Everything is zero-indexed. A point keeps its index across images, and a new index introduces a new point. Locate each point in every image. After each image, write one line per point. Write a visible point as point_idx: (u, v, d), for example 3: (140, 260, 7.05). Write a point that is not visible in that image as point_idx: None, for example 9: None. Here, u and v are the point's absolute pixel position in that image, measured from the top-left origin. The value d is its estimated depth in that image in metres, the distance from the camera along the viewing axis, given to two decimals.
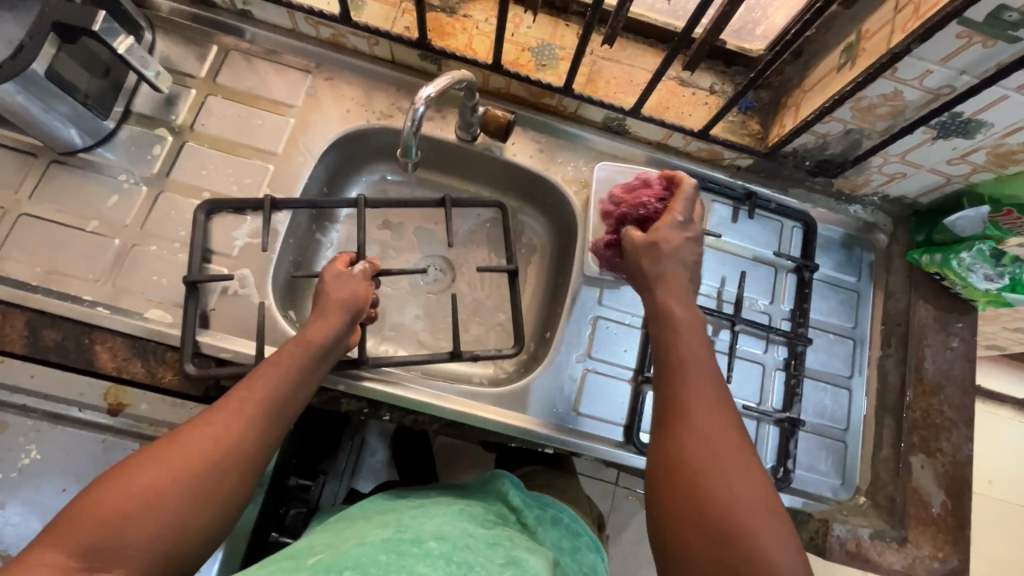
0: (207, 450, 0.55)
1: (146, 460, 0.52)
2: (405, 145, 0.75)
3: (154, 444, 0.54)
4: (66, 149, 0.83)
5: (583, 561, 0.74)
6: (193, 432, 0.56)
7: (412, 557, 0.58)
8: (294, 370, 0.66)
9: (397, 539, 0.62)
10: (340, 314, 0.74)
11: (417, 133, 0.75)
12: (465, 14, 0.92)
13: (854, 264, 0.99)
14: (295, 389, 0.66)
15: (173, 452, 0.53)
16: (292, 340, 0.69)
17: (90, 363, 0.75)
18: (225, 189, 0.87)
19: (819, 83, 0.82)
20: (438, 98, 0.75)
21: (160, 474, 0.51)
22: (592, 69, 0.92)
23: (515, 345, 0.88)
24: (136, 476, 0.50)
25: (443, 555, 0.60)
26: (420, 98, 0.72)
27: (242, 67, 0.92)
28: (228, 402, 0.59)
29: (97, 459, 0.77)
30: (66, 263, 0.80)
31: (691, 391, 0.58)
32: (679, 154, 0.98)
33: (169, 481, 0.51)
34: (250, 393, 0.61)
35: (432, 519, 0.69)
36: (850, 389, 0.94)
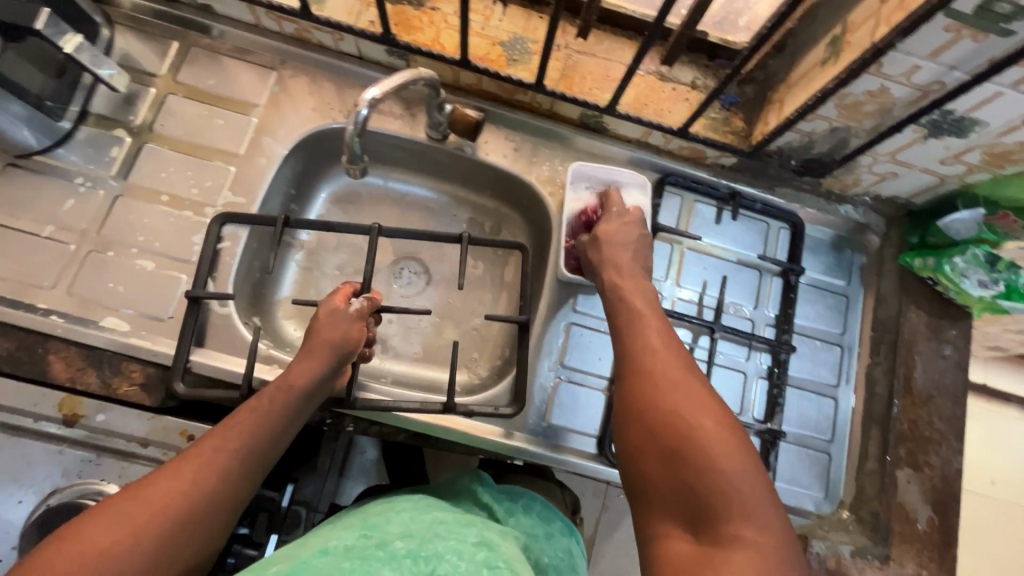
0: (169, 497, 0.53)
1: (101, 515, 0.50)
2: (348, 149, 0.72)
3: (115, 498, 0.52)
4: (21, 152, 0.81)
5: (558, 545, 0.70)
6: (156, 484, 0.53)
7: (376, 562, 0.54)
8: (270, 417, 0.63)
9: (361, 543, 0.58)
10: (323, 361, 0.71)
11: (361, 135, 0.71)
12: (433, 7, 0.87)
13: (844, 267, 0.95)
14: (272, 436, 0.63)
15: (130, 510, 0.51)
16: (270, 386, 0.67)
17: (43, 374, 0.75)
18: (185, 192, 0.84)
19: (803, 78, 0.77)
20: (385, 99, 0.71)
21: (118, 527, 0.49)
22: (566, 63, 0.87)
23: (514, 404, 0.79)
24: (89, 533, 0.48)
25: (410, 554, 0.56)
26: (362, 99, 0.68)
27: (204, 65, 0.89)
28: (201, 448, 0.58)
29: (52, 472, 0.73)
30: (21, 270, 0.78)
31: (645, 342, 0.62)
32: (660, 153, 0.94)
33: (126, 535, 0.49)
34: (224, 438, 0.59)
35: (398, 516, 0.65)
36: (835, 399, 0.90)
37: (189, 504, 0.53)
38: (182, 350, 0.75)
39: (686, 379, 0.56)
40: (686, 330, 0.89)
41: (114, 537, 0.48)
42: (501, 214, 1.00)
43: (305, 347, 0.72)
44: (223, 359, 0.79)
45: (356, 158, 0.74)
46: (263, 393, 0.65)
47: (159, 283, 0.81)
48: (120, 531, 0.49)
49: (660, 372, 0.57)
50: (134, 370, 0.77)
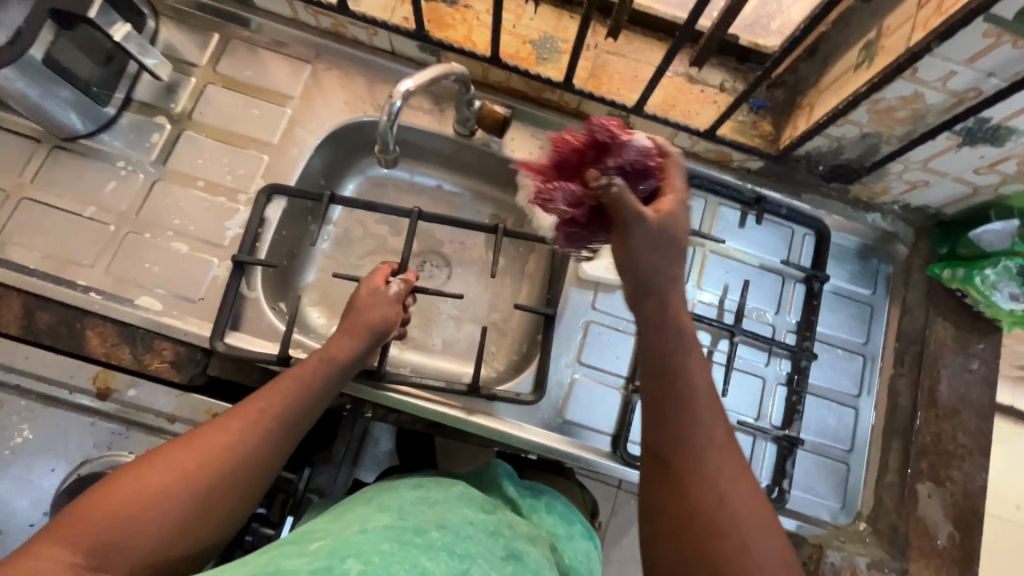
0: (214, 451, 0.56)
1: (153, 461, 0.53)
2: (382, 139, 0.75)
3: (172, 444, 0.55)
4: (69, 135, 0.85)
5: (579, 548, 0.70)
6: (203, 439, 0.56)
7: (414, 550, 0.55)
8: (309, 383, 0.66)
9: (398, 524, 0.59)
10: (359, 338, 0.73)
11: (394, 126, 0.73)
12: (465, 4, 0.89)
13: (869, 275, 0.94)
14: (311, 402, 0.65)
15: (182, 458, 0.54)
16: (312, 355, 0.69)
17: (80, 347, 0.78)
18: (220, 178, 0.87)
19: (834, 82, 0.77)
20: (418, 92, 0.72)
21: (168, 475, 0.52)
22: (595, 63, 0.88)
23: (536, 392, 0.83)
24: (143, 475, 0.52)
25: (445, 547, 0.57)
26: (397, 91, 0.70)
27: (244, 57, 0.92)
28: (251, 404, 0.61)
29: (85, 442, 0.77)
30: (62, 247, 0.82)
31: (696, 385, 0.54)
32: (686, 155, 0.94)
33: (174, 485, 0.52)
34: (267, 400, 0.62)
35: (431, 504, 0.65)
36: (856, 409, 0.89)
37: (237, 457, 0.56)
38: (222, 317, 0.79)
39: (742, 491, 0.49)
40: (705, 333, 0.89)
41: (164, 484, 0.52)
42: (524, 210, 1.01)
43: (343, 323, 0.74)
44: (256, 341, 0.82)
45: (389, 148, 0.78)
46: (306, 362, 0.68)
47: (192, 265, 0.83)
48: (169, 478, 0.52)
49: (712, 473, 0.49)
50: (165, 348, 0.79)
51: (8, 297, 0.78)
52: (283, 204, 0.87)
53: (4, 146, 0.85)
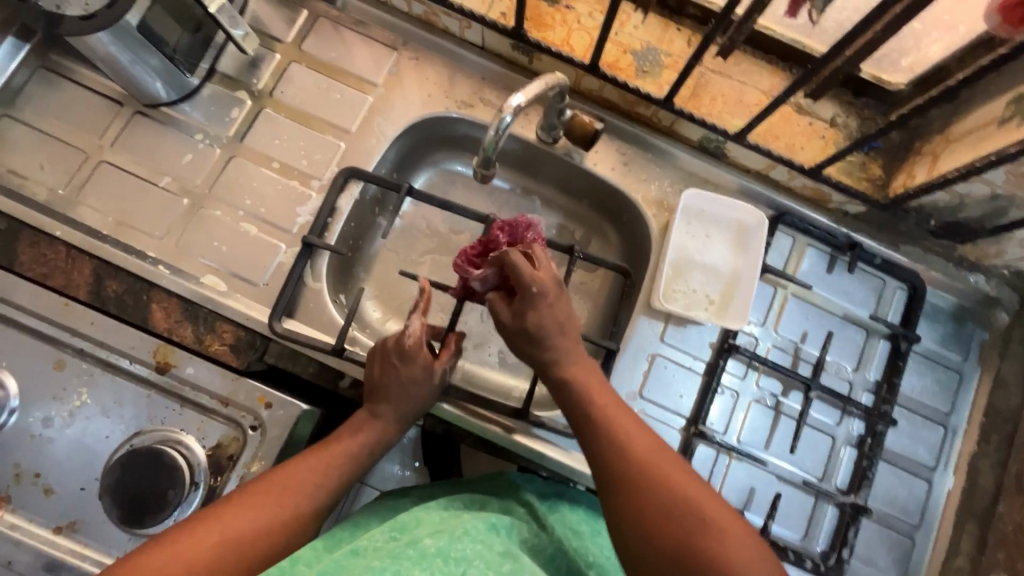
0: (269, 501, 0.60)
1: (220, 514, 0.58)
2: (484, 155, 0.71)
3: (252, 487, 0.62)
4: (151, 102, 0.83)
5: (603, 545, 0.69)
6: (278, 480, 0.63)
7: (407, 561, 0.54)
8: (359, 447, 0.70)
9: (392, 546, 0.58)
10: (402, 406, 0.72)
11: (499, 142, 0.69)
12: (567, 5, 0.84)
13: (962, 341, 0.87)
14: (358, 465, 0.69)
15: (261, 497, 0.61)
16: (352, 419, 0.72)
17: (144, 319, 0.78)
18: (295, 162, 0.86)
19: (968, 136, 0.70)
20: (527, 107, 0.69)
21: (226, 527, 0.57)
22: (699, 81, 0.82)
23: None
24: (228, 521, 0.57)
25: (439, 552, 0.56)
26: (510, 105, 0.66)
27: (330, 36, 0.89)
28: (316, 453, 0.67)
29: (141, 413, 0.75)
30: (134, 215, 0.82)
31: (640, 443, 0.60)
32: (780, 190, 0.87)
33: (228, 534, 0.56)
34: (327, 455, 0.67)
35: (428, 515, 0.64)
36: (929, 482, 0.83)
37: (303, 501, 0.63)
38: (285, 297, 0.78)
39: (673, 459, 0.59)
40: (776, 381, 0.84)
41: (225, 535, 0.56)
42: (596, 225, 0.95)
43: (369, 390, 0.73)
44: (311, 329, 0.81)
45: (487, 162, 0.72)
46: (351, 424, 0.71)
47: (261, 250, 0.83)
48: (229, 526, 0.57)
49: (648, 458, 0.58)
50: (226, 330, 0.78)
51: (79, 260, 0.78)
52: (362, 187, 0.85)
53: (88, 106, 0.84)
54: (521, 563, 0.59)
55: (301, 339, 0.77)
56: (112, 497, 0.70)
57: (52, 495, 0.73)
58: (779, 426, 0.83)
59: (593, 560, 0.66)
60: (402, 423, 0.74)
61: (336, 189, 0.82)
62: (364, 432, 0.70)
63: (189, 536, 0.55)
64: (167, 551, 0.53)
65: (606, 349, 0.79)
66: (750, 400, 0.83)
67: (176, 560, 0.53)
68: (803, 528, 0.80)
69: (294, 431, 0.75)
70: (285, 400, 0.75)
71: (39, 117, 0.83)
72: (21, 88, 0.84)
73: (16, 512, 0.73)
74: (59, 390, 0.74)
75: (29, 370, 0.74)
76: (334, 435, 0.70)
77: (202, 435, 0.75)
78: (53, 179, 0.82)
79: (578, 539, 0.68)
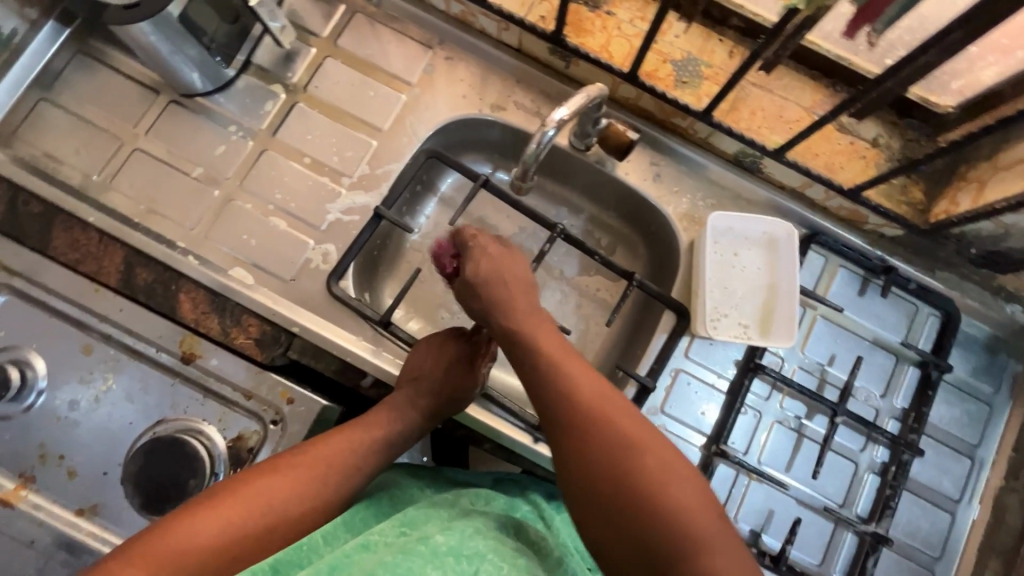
0: (308, 479, 0.62)
1: (253, 485, 0.59)
2: (524, 166, 0.70)
3: (288, 459, 0.62)
4: (186, 91, 0.84)
5: None
6: (312, 456, 0.63)
7: (419, 558, 0.53)
8: (396, 435, 0.70)
9: (402, 541, 0.57)
10: (437, 397, 0.73)
11: (541, 155, 0.69)
12: (608, 10, 0.83)
13: (994, 372, 0.85)
14: (391, 451, 0.69)
15: (288, 470, 0.61)
16: (388, 400, 0.72)
17: (172, 310, 0.77)
18: (326, 158, 0.85)
19: (1017, 165, 0.68)
20: (570, 120, 0.68)
21: (269, 500, 0.59)
22: (738, 94, 0.81)
23: None
24: (254, 492, 0.59)
25: (451, 551, 0.55)
26: (553, 120, 0.65)
27: (366, 32, 0.89)
28: (349, 430, 0.67)
29: (163, 402, 0.75)
30: (166, 204, 0.83)
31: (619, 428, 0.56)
32: (815, 209, 0.85)
33: (273, 506, 0.59)
34: (362, 434, 0.67)
35: (436, 510, 0.63)
36: (953, 514, 0.82)
37: (329, 482, 0.63)
38: (347, 259, 0.81)
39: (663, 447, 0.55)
40: (801, 404, 0.83)
41: (270, 507, 0.59)
42: (624, 235, 0.93)
43: (412, 375, 0.75)
44: (336, 331, 0.81)
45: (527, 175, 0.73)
46: (389, 405, 0.72)
47: (289, 244, 0.83)
48: (275, 499, 0.59)
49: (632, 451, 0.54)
50: (251, 323, 0.78)
51: (110, 248, 0.78)
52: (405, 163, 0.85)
53: (125, 93, 0.85)
54: (532, 565, 0.58)
55: (352, 303, 0.81)
56: (134, 483, 0.71)
57: (75, 478, 0.74)
58: (802, 449, 0.81)
59: (600, 564, 0.68)
60: (429, 425, 0.74)
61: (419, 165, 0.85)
62: (401, 428, 0.70)
63: (230, 504, 0.57)
64: (199, 520, 0.55)
65: (641, 383, 0.78)
66: (773, 421, 0.82)
67: (224, 528, 0.55)
68: (821, 554, 0.79)
69: (315, 428, 0.75)
70: (308, 396, 0.75)
71: (77, 102, 0.84)
72: (61, 72, 0.84)
73: (40, 492, 0.74)
74: (86, 374, 0.75)
75: (58, 353, 0.75)
76: (369, 413, 0.71)
77: (223, 426, 0.75)
78: (87, 164, 0.83)
79: (587, 541, 0.70)
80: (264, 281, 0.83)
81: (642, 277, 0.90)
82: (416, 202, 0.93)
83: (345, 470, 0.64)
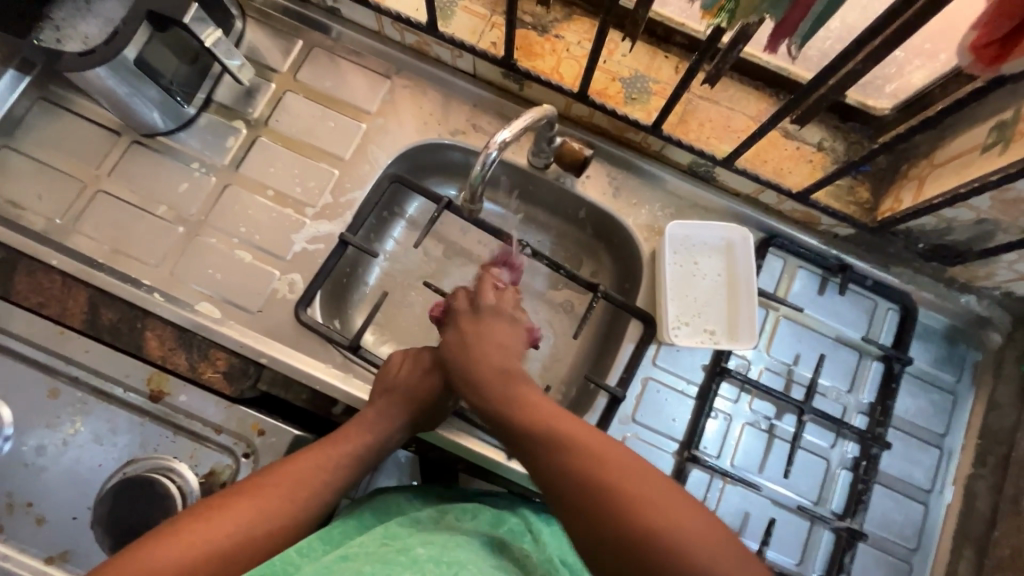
0: (276, 498, 0.61)
1: (224, 506, 0.59)
2: (472, 189, 0.74)
3: (259, 478, 0.63)
4: (148, 131, 0.85)
5: None
6: (282, 474, 0.63)
7: (398, 566, 0.54)
8: (366, 449, 0.70)
9: (382, 551, 0.58)
10: (412, 406, 0.73)
11: (485, 176, 0.72)
12: (557, 34, 0.87)
13: (955, 361, 0.87)
14: (358, 468, 0.69)
15: (262, 488, 0.62)
16: (363, 413, 0.72)
17: (138, 348, 0.77)
18: (289, 189, 0.87)
19: (952, 161, 0.71)
20: (513, 142, 0.71)
21: (239, 518, 0.59)
22: (686, 107, 0.84)
23: None
24: (225, 513, 0.58)
25: (430, 560, 0.55)
26: (494, 143, 0.68)
27: (325, 65, 0.91)
28: (322, 445, 0.68)
29: (133, 442, 0.75)
30: (130, 244, 0.83)
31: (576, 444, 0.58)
32: (770, 212, 0.88)
33: (242, 525, 0.58)
34: (334, 450, 0.68)
35: (421, 527, 0.64)
36: (925, 505, 0.83)
37: (300, 500, 0.63)
38: (313, 287, 0.82)
39: (663, 492, 0.53)
40: (770, 405, 0.84)
41: (239, 526, 0.58)
42: (590, 248, 0.95)
43: (386, 387, 0.74)
44: (305, 360, 0.81)
45: (474, 198, 0.76)
46: (363, 418, 0.72)
47: (255, 276, 0.84)
48: (244, 518, 0.59)
49: (668, 535, 0.50)
50: (219, 357, 0.78)
51: (75, 289, 0.78)
52: (367, 190, 0.87)
53: (85, 135, 0.86)
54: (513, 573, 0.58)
55: (320, 328, 0.81)
56: (104, 526, 0.69)
57: (44, 526, 0.73)
58: (773, 448, 0.83)
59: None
60: (404, 433, 0.74)
61: (382, 190, 0.86)
62: (373, 441, 0.70)
63: (197, 525, 0.57)
64: (173, 538, 0.55)
65: (611, 393, 0.79)
66: (744, 423, 0.83)
67: (189, 549, 0.55)
68: (799, 553, 0.80)
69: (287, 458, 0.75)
70: (278, 427, 0.75)
71: (40, 147, 0.85)
72: (22, 118, 0.85)
73: (8, 542, 0.73)
74: (52, 418, 0.75)
75: (25, 398, 0.75)
76: (341, 429, 0.71)
77: (195, 463, 0.74)
78: (50, 209, 0.83)
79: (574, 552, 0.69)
80: (231, 314, 0.82)
81: (609, 288, 0.92)
82: (382, 228, 0.94)
83: (314, 486, 0.64)
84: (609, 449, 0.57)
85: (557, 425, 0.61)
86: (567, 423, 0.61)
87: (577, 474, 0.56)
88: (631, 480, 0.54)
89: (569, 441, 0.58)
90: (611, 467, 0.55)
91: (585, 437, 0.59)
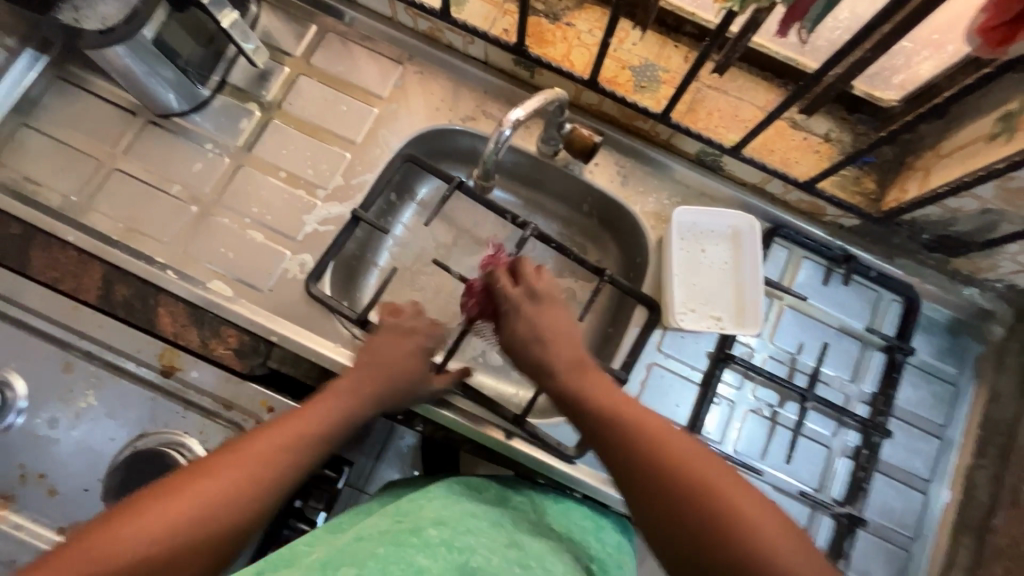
0: (245, 470, 0.57)
1: (191, 480, 0.55)
2: (484, 165, 0.74)
3: (229, 449, 0.58)
4: (163, 112, 0.86)
5: (611, 537, 0.72)
6: (249, 446, 0.58)
7: (411, 548, 0.53)
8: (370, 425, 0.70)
9: (394, 532, 0.57)
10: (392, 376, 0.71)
11: (498, 154, 0.73)
12: (568, 22, 0.87)
13: (957, 353, 0.88)
14: None
15: (232, 459, 0.57)
16: (337, 382, 0.69)
17: (151, 324, 0.79)
18: (301, 171, 0.88)
19: (958, 151, 0.72)
20: (526, 121, 0.72)
21: (208, 492, 0.54)
22: (695, 97, 0.85)
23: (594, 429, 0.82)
24: (193, 486, 0.54)
25: (443, 544, 0.55)
26: (508, 120, 0.69)
27: (337, 50, 0.92)
28: (292, 417, 0.63)
29: (143, 416, 0.76)
30: (143, 222, 0.84)
31: (661, 440, 0.58)
32: (775, 202, 0.89)
33: (211, 499, 0.54)
34: (306, 420, 0.63)
35: (432, 504, 0.63)
36: (925, 494, 0.84)
37: (273, 471, 0.58)
38: (324, 263, 0.83)
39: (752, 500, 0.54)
40: (773, 392, 0.85)
41: (210, 499, 0.54)
42: (596, 234, 0.96)
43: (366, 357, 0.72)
44: (314, 339, 0.82)
45: (487, 174, 0.77)
46: (335, 388, 0.68)
47: (266, 256, 0.85)
48: (214, 492, 0.54)
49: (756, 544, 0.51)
50: (231, 334, 0.80)
51: (89, 265, 0.79)
52: (378, 172, 0.88)
53: (101, 115, 0.87)
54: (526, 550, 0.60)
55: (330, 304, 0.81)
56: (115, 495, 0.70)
57: (56, 497, 0.74)
58: (776, 436, 0.83)
59: (595, 557, 0.67)
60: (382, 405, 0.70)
61: (395, 169, 0.88)
62: (346, 411, 0.66)
63: (169, 499, 0.53)
64: (145, 512, 0.51)
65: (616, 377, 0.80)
66: (746, 410, 0.84)
67: (162, 523, 0.51)
68: None
69: None
70: (287, 404, 0.76)
71: (56, 127, 0.86)
72: (39, 98, 0.87)
73: (20, 512, 0.74)
74: (65, 392, 0.76)
75: (38, 372, 0.76)
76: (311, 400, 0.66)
77: (204, 438, 0.75)
78: (66, 186, 0.84)
79: (580, 532, 0.69)
80: (242, 293, 0.83)
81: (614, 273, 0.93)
82: (391, 211, 0.95)
83: (289, 455, 0.60)
84: (694, 449, 0.58)
85: (638, 419, 0.61)
86: (652, 417, 0.61)
87: (664, 468, 0.56)
88: (717, 485, 0.54)
89: (653, 437, 0.59)
90: (698, 470, 0.56)
91: (668, 435, 0.59)
